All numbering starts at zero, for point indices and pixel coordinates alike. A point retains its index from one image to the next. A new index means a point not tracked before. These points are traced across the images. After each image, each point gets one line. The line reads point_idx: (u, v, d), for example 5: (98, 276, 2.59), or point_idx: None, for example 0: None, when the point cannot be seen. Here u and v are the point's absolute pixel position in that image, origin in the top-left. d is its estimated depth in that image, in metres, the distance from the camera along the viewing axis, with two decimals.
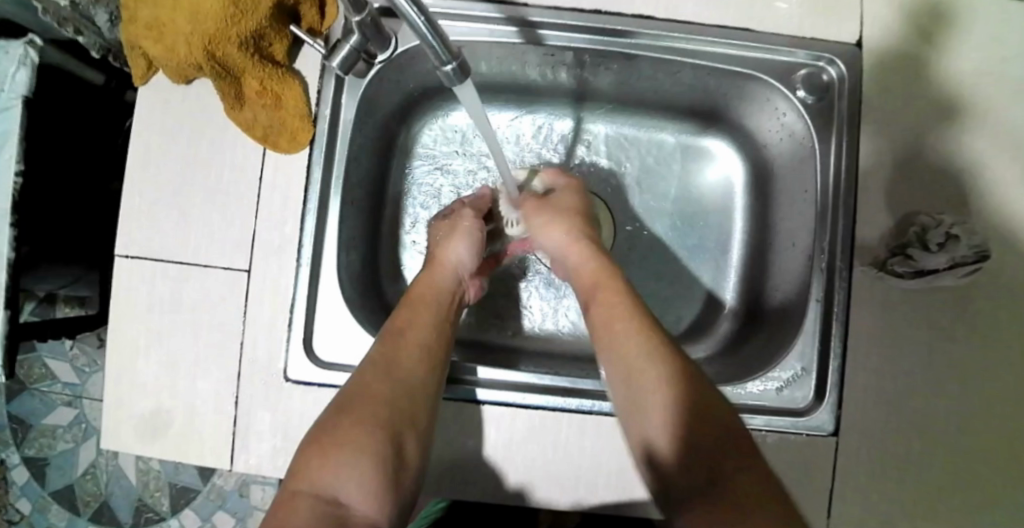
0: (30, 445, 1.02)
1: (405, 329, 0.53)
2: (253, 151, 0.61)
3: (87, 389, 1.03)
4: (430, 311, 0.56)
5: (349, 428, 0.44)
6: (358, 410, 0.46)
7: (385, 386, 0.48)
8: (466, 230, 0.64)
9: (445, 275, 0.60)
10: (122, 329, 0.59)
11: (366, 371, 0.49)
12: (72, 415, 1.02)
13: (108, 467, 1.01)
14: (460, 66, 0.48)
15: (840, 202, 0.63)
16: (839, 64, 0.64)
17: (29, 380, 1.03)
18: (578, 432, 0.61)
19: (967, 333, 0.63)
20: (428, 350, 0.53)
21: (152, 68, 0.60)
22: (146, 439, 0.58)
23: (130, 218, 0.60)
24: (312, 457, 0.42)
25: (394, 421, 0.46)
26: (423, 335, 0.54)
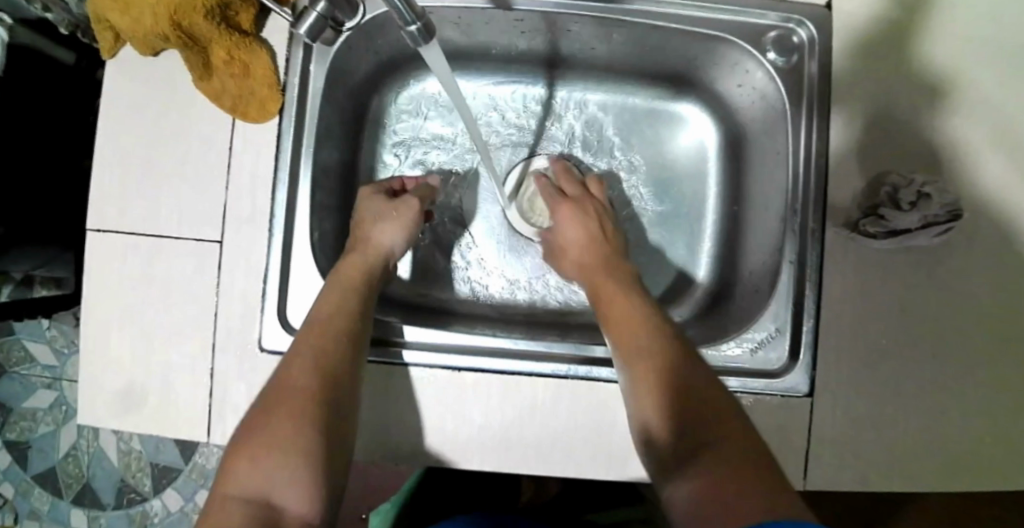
0: (10, 428, 1.09)
1: (326, 319, 0.54)
2: (222, 122, 0.61)
3: (65, 371, 1.09)
4: (353, 294, 0.57)
5: (277, 428, 0.46)
6: (285, 408, 0.47)
7: (310, 380, 0.50)
8: (395, 219, 0.63)
9: (372, 262, 0.60)
10: (96, 305, 0.60)
11: (297, 367, 0.51)
12: (52, 397, 1.09)
13: (89, 449, 1.08)
14: (424, 26, 0.48)
15: (810, 165, 0.63)
16: (808, 25, 0.63)
17: (5, 363, 1.09)
18: (553, 396, 0.60)
19: (942, 297, 0.63)
20: (352, 339, 0.54)
21: (120, 41, 0.60)
22: (123, 412, 0.59)
23: (101, 193, 0.60)
24: (241, 464, 0.45)
25: (321, 412, 0.48)
26: (349, 324, 0.54)
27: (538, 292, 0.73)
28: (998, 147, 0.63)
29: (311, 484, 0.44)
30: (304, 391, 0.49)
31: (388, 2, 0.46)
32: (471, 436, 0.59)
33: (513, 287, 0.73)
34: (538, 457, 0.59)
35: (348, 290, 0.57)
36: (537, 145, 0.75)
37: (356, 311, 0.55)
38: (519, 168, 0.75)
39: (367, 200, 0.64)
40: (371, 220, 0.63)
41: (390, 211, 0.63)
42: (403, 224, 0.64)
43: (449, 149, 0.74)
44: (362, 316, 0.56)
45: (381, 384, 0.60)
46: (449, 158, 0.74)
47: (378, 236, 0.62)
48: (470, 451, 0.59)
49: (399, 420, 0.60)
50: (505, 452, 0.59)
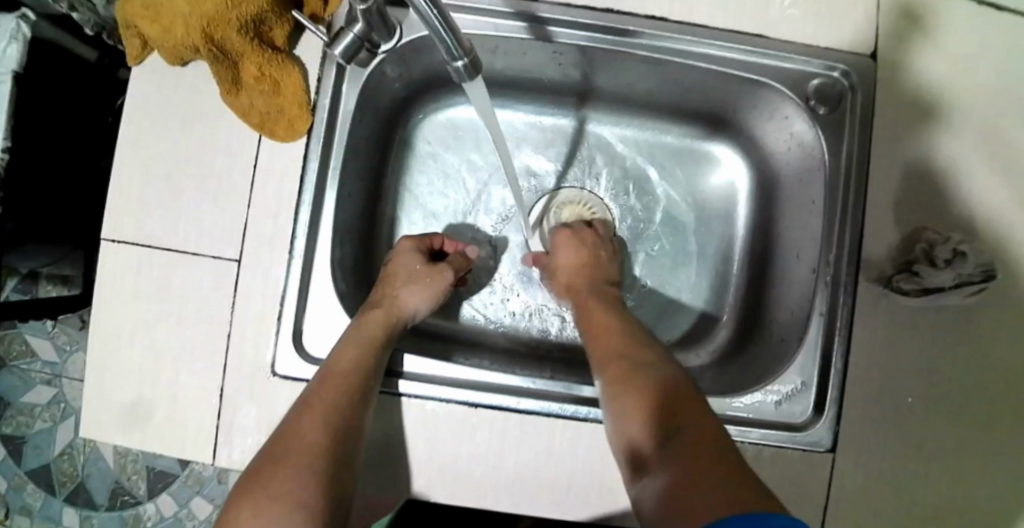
0: (6, 422, 1.07)
1: (336, 372, 0.53)
2: (248, 138, 0.60)
3: (66, 368, 1.07)
4: (367, 346, 0.55)
5: (281, 484, 0.44)
6: (288, 465, 0.46)
7: (317, 436, 0.48)
8: (425, 284, 0.62)
9: (396, 324, 0.58)
10: (107, 317, 0.58)
11: (302, 421, 0.49)
12: (51, 394, 1.07)
13: (86, 448, 1.06)
14: (471, 62, 0.47)
15: (846, 217, 0.61)
16: (852, 76, 0.62)
17: (5, 356, 1.07)
18: (571, 439, 0.58)
19: (974, 358, 0.61)
20: (355, 395, 0.52)
21: (148, 48, 0.59)
22: (129, 430, 0.58)
23: (119, 203, 0.59)
24: (244, 519, 0.43)
25: (324, 471, 0.46)
26: (358, 381, 0.53)
27: (557, 326, 0.71)
28: None
29: None
30: (309, 447, 0.47)
31: (438, 37, 0.45)
32: (484, 475, 0.58)
33: (532, 318, 0.71)
34: (553, 500, 0.58)
35: (364, 344, 0.55)
36: (564, 175, 0.74)
37: (370, 365, 0.54)
38: (544, 199, 0.73)
39: (402, 257, 0.63)
40: (401, 279, 0.61)
41: (423, 276, 0.62)
42: (431, 292, 0.62)
43: (474, 176, 0.73)
44: (376, 368, 0.54)
45: (394, 416, 0.58)
46: (475, 182, 0.73)
47: (406, 298, 0.60)
48: (482, 490, 0.58)
49: (410, 454, 0.58)
50: (520, 494, 0.58)
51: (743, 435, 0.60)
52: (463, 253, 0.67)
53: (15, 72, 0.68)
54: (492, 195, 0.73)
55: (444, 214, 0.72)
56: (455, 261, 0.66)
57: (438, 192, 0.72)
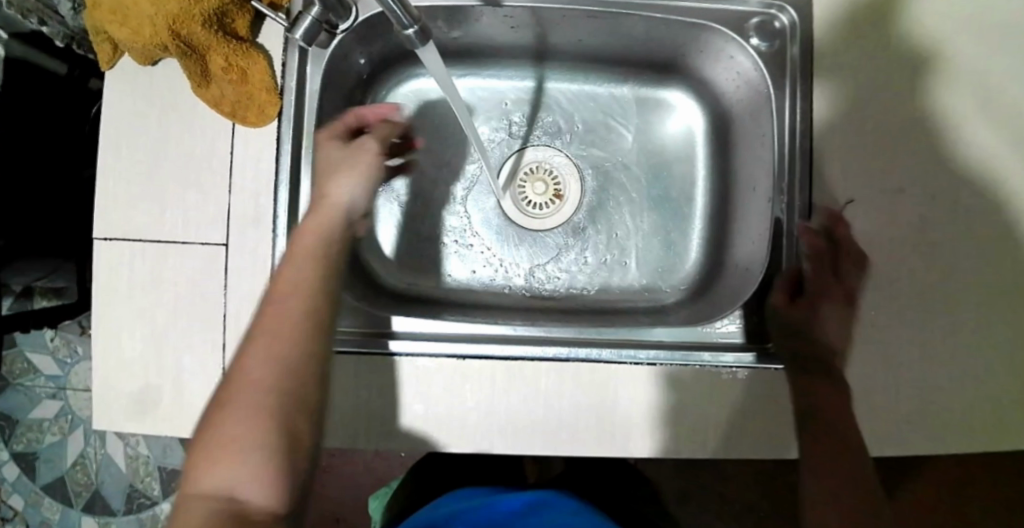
0: (16, 440, 1.10)
1: (283, 286, 0.47)
2: (223, 128, 0.62)
3: (69, 381, 1.10)
4: (309, 259, 0.49)
5: (236, 416, 0.39)
6: (239, 397, 0.40)
7: (273, 358, 0.42)
8: (353, 167, 0.57)
9: (333, 220, 0.53)
10: (107, 311, 0.61)
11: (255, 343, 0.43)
12: (58, 408, 1.10)
13: (97, 457, 1.09)
14: (421, 29, 0.51)
15: (795, 143, 0.64)
16: (790, 10, 0.64)
17: (10, 375, 1.10)
18: (557, 379, 0.62)
19: (939, 266, 0.63)
20: (311, 308, 0.46)
21: (118, 52, 0.61)
22: (139, 415, 0.61)
23: (106, 203, 0.62)
24: (201, 466, 0.38)
25: (286, 396, 0.41)
26: (309, 292, 0.47)
27: (537, 282, 0.75)
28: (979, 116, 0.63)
29: (276, 472, 0.38)
30: (257, 382, 0.41)
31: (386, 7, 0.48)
32: (480, 420, 0.62)
33: (511, 276, 0.75)
34: (545, 437, 0.62)
35: (307, 257, 0.49)
36: (529, 136, 0.78)
37: (320, 275, 0.48)
38: (511, 161, 0.77)
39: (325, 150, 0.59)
40: (329, 170, 0.57)
41: (349, 159, 0.58)
42: (362, 172, 0.57)
43: (445, 146, 0.76)
44: (331, 278, 0.49)
45: (391, 374, 0.62)
46: (444, 151, 0.76)
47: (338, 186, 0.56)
48: (478, 434, 0.62)
49: (407, 408, 0.61)
50: (512, 435, 0.62)
51: (717, 359, 0.63)
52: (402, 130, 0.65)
53: None
54: (461, 162, 0.77)
55: (416, 184, 0.75)
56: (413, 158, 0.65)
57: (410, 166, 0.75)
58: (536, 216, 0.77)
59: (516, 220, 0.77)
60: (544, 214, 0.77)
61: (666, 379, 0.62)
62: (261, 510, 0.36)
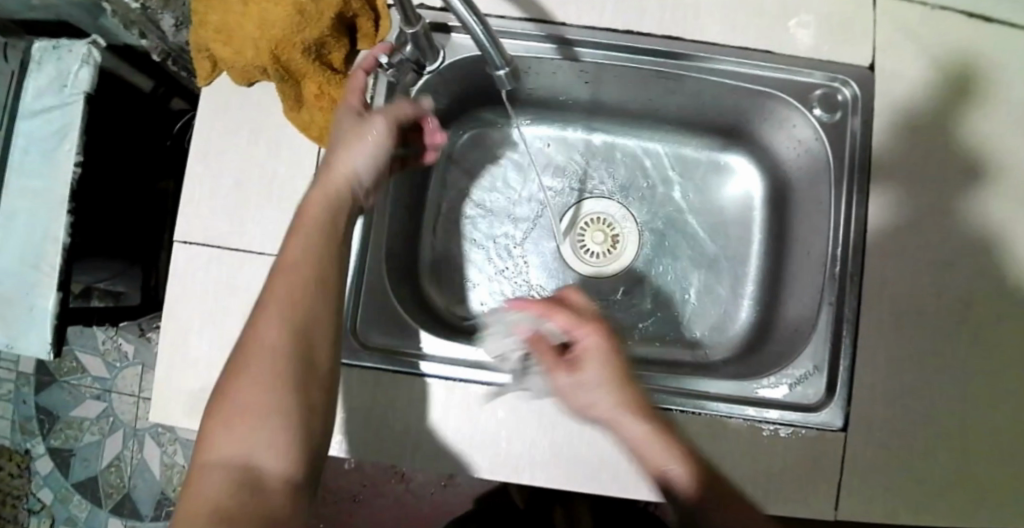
0: (55, 435, 1.18)
1: (290, 253, 0.47)
2: (309, 150, 0.66)
3: (114, 385, 1.18)
4: (317, 221, 0.50)
5: (246, 386, 0.41)
6: (252, 361, 0.42)
7: (276, 325, 0.44)
8: (360, 139, 0.57)
9: (340, 191, 0.54)
10: (176, 310, 0.64)
11: (263, 312, 0.44)
12: (99, 409, 1.18)
13: (132, 461, 1.17)
14: (511, 70, 0.57)
15: (852, 209, 0.66)
16: (853, 85, 0.67)
17: (58, 372, 1.19)
18: None
19: (982, 350, 0.65)
20: (321, 271, 0.47)
21: (217, 69, 0.66)
22: (195, 413, 0.63)
23: (191, 209, 0.65)
24: (217, 427, 0.40)
25: (295, 361, 0.43)
26: (317, 256, 0.48)
27: None
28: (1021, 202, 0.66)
29: (292, 440, 0.40)
30: (272, 347, 0.43)
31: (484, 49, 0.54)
32: (523, 451, 0.62)
33: None
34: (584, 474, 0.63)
35: (320, 220, 0.50)
36: (591, 187, 0.81)
37: (331, 238, 0.50)
38: (573, 209, 0.80)
39: (339, 117, 0.59)
40: (344, 136, 0.57)
41: (354, 131, 0.58)
42: (371, 148, 0.57)
43: (510, 190, 0.80)
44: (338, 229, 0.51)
45: (442, 398, 0.63)
46: (509, 193, 0.80)
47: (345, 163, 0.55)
48: (519, 464, 0.62)
49: (452, 436, 0.62)
50: (553, 472, 0.62)
51: (762, 415, 0.63)
52: (580, 339, 0.51)
53: (86, 92, 0.78)
54: (523, 204, 0.80)
55: (478, 222, 0.79)
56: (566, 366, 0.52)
57: (475, 206, 0.79)
58: (592, 264, 0.79)
59: (573, 268, 0.79)
60: (600, 265, 0.79)
61: (711, 430, 0.63)
62: (280, 475, 0.39)
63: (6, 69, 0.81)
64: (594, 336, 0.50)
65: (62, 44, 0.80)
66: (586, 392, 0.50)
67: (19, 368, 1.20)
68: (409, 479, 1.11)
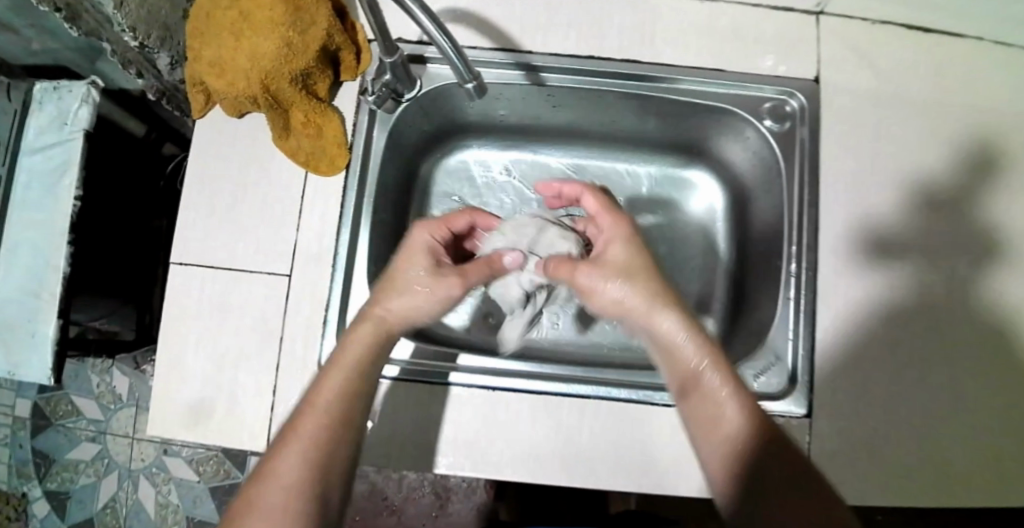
0: (51, 478, 1.19)
1: (321, 391, 0.51)
2: (297, 174, 0.71)
3: (108, 426, 1.20)
4: (355, 358, 0.53)
5: (261, 514, 0.44)
6: (266, 500, 0.45)
7: (296, 465, 0.47)
8: (424, 291, 0.56)
9: (377, 343, 0.55)
10: (175, 328, 0.67)
11: (283, 451, 0.48)
12: (94, 450, 1.19)
13: (127, 501, 1.18)
14: (477, 83, 0.65)
15: (803, 212, 0.71)
16: (800, 96, 0.73)
17: (54, 415, 1.21)
18: (578, 413, 0.67)
19: (937, 339, 0.70)
20: (345, 414, 0.51)
21: (210, 102, 0.72)
22: (192, 425, 0.66)
23: (189, 233, 0.70)
24: None
25: (309, 501, 0.46)
26: (346, 399, 0.51)
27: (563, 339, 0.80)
28: (955, 200, 0.72)
29: None
30: (293, 480, 0.46)
31: (450, 62, 0.61)
32: (506, 448, 0.66)
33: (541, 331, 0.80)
34: (564, 468, 0.66)
35: (354, 361, 0.53)
36: None
37: (357, 383, 0.52)
38: None
39: (410, 255, 0.57)
40: (405, 280, 0.56)
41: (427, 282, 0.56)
42: (434, 304, 0.57)
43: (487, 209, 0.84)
44: (369, 371, 0.54)
45: (428, 401, 0.67)
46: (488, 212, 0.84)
47: (399, 308, 0.55)
48: (501, 461, 0.66)
49: (437, 434, 0.66)
50: (529, 468, 0.66)
51: None
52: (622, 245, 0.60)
53: (85, 129, 0.84)
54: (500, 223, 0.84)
55: None
56: (597, 272, 0.60)
57: None
58: None
59: None
60: None
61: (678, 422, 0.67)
62: None
63: (8, 108, 0.86)
64: (625, 246, 0.61)
65: (61, 86, 0.86)
66: (611, 292, 0.59)
67: (16, 413, 1.21)
68: (400, 511, 1.12)
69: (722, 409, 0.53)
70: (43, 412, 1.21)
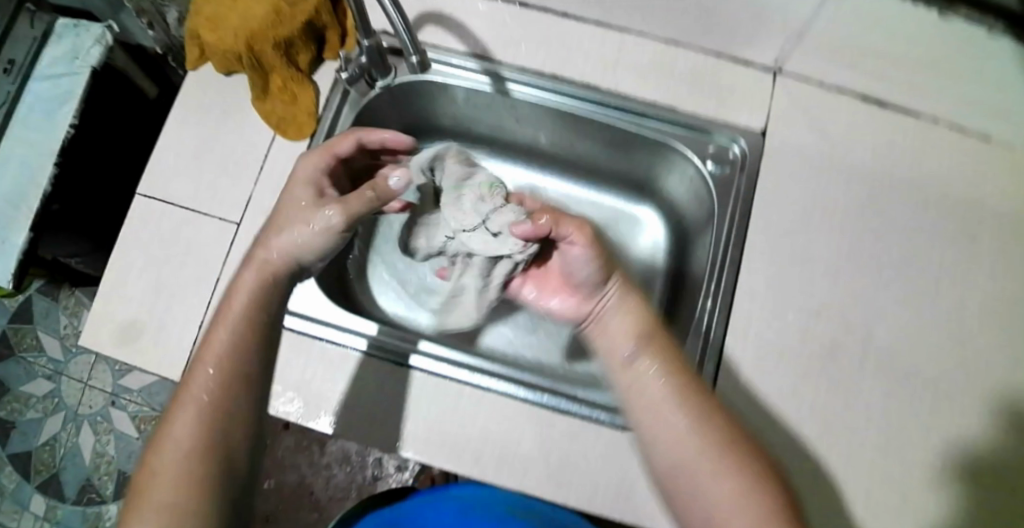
0: (1, 405, 1.31)
1: (212, 350, 0.54)
2: (266, 133, 0.76)
3: (67, 368, 1.33)
4: (240, 304, 0.56)
5: (163, 474, 0.49)
6: (163, 460, 0.49)
7: (188, 425, 0.51)
8: (301, 220, 0.60)
9: (265, 284, 0.58)
10: (126, 255, 0.73)
11: (178, 413, 0.52)
12: (48, 388, 1.32)
13: (67, 442, 1.29)
14: (421, 59, 0.74)
15: (728, 252, 0.75)
16: (743, 143, 0.77)
17: (15, 345, 1.33)
18: (476, 402, 0.70)
19: (840, 398, 0.72)
20: (236, 372, 0.54)
21: (202, 58, 0.77)
22: (119, 343, 0.70)
23: (156, 170, 0.75)
24: (132, 511, 0.48)
25: (203, 457, 0.50)
26: (235, 354, 0.54)
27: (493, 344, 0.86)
28: (877, 267, 0.76)
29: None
30: (184, 441, 0.50)
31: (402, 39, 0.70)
32: (405, 420, 0.69)
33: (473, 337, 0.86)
34: (453, 451, 0.69)
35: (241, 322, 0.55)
36: None
37: (246, 339, 0.55)
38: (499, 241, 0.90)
39: (293, 193, 0.62)
40: (286, 214, 0.61)
41: (303, 212, 0.60)
42: (312, 231, 0.60)
43: None
44: (263, 325, 0.57)
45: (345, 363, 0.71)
46: None
47: (281, 248, 0.59)
48: (397, 431, 0.69)
49: (344, 394, 0.70)
50: (426, 443, 0.69)
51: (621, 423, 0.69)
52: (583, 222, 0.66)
53: (94, 66, 0.91)
54: None
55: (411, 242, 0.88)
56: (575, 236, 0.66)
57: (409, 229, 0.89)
58: None
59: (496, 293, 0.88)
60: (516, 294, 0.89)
61: (574, 427, 0.70)
62: None
63: (27, 35, 0.93)
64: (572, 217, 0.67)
65: (82, 25, 0.94)
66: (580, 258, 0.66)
67: None
68: (324, 510, 1.17)
69: (673, 416, 0.56)
70: (9, 341, 1.33)
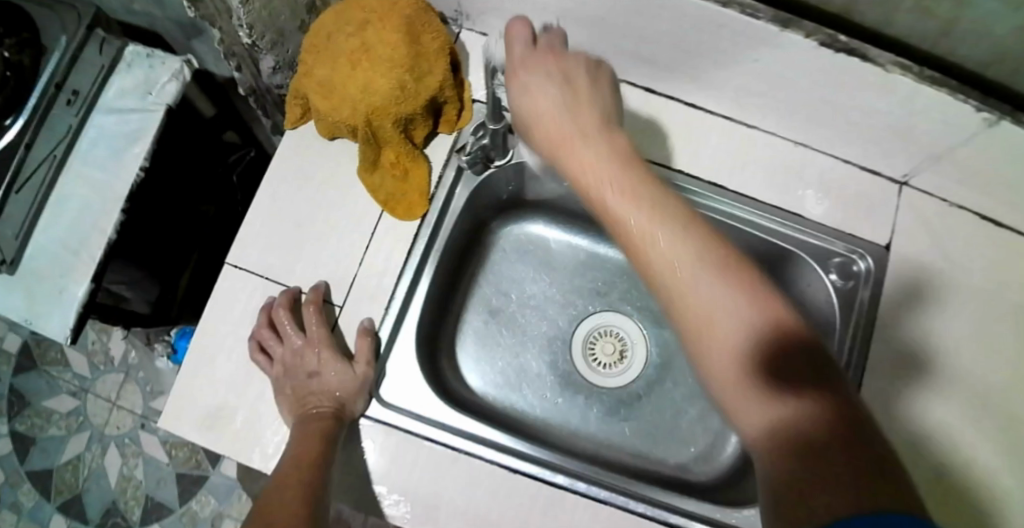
0: (21, 420, 1.31)
1: (301, 448, 0.59)
2: (371, 209, 0.72)
3: (94, 386, 1.32)
4: (319, 421, 0.62)
5: None
6: None
7: (285, 509, 0.54)
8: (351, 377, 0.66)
9: (334, 423, 0.62)
10: (215, 331, 0.68)
11: (275, 502, 0.54)
12: (72, 405, 1.32)
13: (91, 464, 1.29)
14: None
15: (851, 370, 0.71)
16: (870, 258, 0.74)
17: (40, 360, 1.34)
18: (590, 516, 0.66)
19: None
20: (319, 459, 0.59)
21: (304, 116, 0.72)
22: (204, 429, 0.66)
23: (252, 238, 0.71)
24: None
25: None
26: (320, 451, 0.59)
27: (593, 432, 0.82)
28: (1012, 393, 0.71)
29: None
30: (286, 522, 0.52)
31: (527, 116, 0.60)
32: None
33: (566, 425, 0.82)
34: None
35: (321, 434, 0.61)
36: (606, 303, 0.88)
37: (326, 435, 0.61)
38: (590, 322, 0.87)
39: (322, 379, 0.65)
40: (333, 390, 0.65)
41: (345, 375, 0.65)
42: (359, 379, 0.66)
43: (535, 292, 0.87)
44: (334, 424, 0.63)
45: (451, 466, 0.66)
46: (536, 297, 0.87)
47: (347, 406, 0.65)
48: None
49: (449, 499, 0.66)
50: None
51: None
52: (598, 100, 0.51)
53: (168, 104, 0.85)
54: (545, 307, 0.87)
55: (504, 317, 0.86)
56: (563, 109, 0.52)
57: (500, 304, 0.86)
58: (601, 374, 0.85)
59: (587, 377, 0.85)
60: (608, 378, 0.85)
61: None
62: None
63: (95, 62, 0.85)
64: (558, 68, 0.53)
65: (156, 55, 0.87)
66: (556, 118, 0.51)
67: (4, 345, 1.34)
68: None
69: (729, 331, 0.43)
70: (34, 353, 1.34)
